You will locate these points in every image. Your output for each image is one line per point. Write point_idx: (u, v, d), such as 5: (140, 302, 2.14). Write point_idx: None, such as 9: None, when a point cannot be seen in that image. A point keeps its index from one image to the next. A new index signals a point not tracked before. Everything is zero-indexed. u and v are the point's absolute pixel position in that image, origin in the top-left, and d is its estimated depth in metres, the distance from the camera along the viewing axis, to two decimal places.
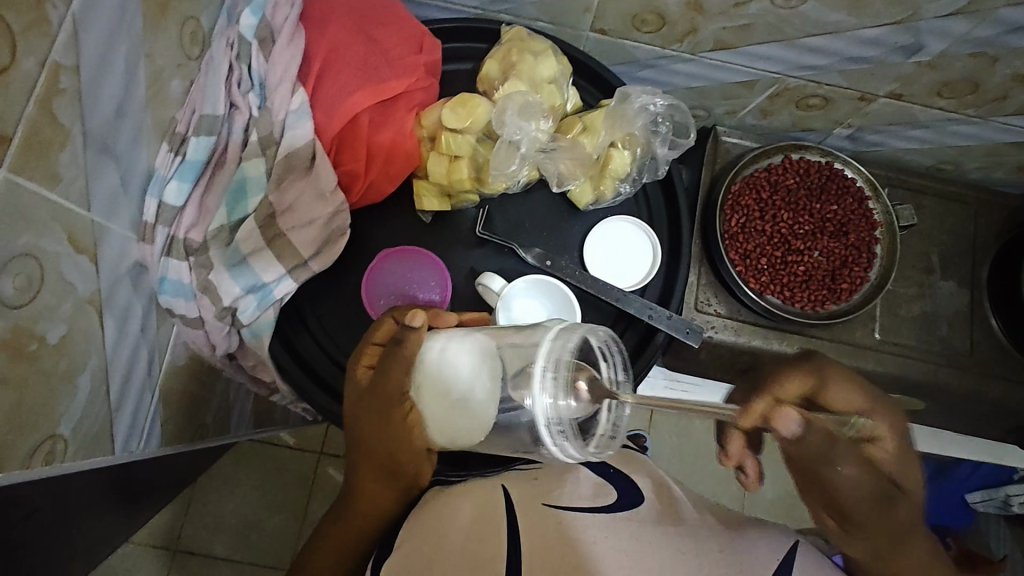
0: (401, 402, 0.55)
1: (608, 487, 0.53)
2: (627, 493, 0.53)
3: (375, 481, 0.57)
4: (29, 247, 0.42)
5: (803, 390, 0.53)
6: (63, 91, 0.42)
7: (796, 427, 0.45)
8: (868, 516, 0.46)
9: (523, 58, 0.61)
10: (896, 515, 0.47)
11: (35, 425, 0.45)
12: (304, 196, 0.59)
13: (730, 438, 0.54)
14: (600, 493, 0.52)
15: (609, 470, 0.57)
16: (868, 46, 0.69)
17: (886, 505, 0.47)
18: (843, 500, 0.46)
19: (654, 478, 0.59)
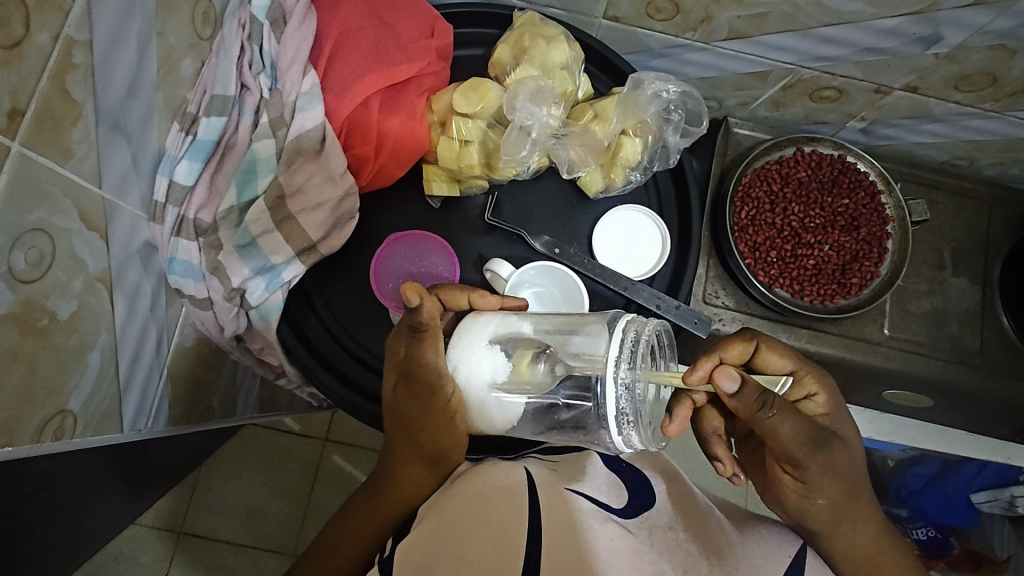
0: (448, 395, 0.52)
1: (622, 486, 0.52)
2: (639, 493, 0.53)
3: (416, 472, 0.57)
4: (41, 222, 0.42)
5: (741, 355, 0.54)
6: (76, 66, 0.42)
7: (737, 387, 0.44)
8: (819, 468, 0.50)
9: (535, 43, 0.61)
10: (842, 466, 0.51)
11: (46, 399, 0.46)
12: (315, 179, 0.59)
13: (678, 406, 0.55)
14: (615, 492, 0.51)
15: (619, 465, 0.57)
16: (884, 37, 0.68)
17: (832, 458, 0.50)
18: (795, 454, 0.49)
19: (668, 476, 0.59)
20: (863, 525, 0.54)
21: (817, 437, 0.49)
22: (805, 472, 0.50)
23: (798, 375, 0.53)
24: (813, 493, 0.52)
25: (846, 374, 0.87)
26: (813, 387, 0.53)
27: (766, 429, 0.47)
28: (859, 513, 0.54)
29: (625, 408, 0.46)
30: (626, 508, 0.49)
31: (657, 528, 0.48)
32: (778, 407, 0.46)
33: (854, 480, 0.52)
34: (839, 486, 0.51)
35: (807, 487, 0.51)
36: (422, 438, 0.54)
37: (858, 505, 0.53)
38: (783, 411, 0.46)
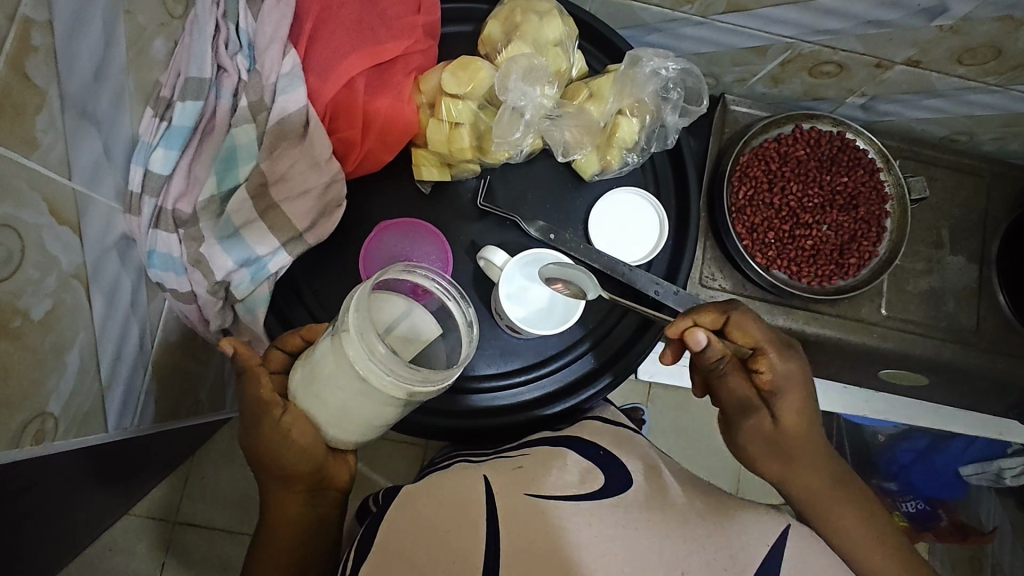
0: (279, 413, 0.50)
1: (596, 471, 0.51)
2: (615, 476, 0.51)
3: (293, 497, 0.55)
4: (7, 217, 0.40)
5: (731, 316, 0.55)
6: (36, 49, 0.39)
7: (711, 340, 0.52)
8: (788, 418, 0.54)
9: (527, 19, 0.58)
10: (801, 409, 0.54)
11: (23, 403, 0.44)
12: (299, 165, 0.56)
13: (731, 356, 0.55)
14: (589, 478, 0.50)
15: (596, 450, 0.55)
16: (888, 9, 0.66)
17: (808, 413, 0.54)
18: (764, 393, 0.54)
19: (644, 457, 0.56)
20: (829, 475, 0.55)
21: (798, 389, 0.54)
22: (749, 409, 0.55)
23: (761, 350, 0.53)
24: (770, 434, 0.55)
25: (843, 354, 0.86)
26: (774, 360, 0.53)
27: (757, 374, 0.54)
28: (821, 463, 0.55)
29: (381, 363, 0.43)
30: (598, 492, 0.48)
31: (633, 511, 0.47)
32: (782, 354, 0.53)
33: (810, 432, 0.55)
34: (801, 444, 0.55)
35: (751, 426, 0.55)
36: (279, 465, 0.53)
37: (817, 458, 0.55)
38: (769, 361, 0.53)
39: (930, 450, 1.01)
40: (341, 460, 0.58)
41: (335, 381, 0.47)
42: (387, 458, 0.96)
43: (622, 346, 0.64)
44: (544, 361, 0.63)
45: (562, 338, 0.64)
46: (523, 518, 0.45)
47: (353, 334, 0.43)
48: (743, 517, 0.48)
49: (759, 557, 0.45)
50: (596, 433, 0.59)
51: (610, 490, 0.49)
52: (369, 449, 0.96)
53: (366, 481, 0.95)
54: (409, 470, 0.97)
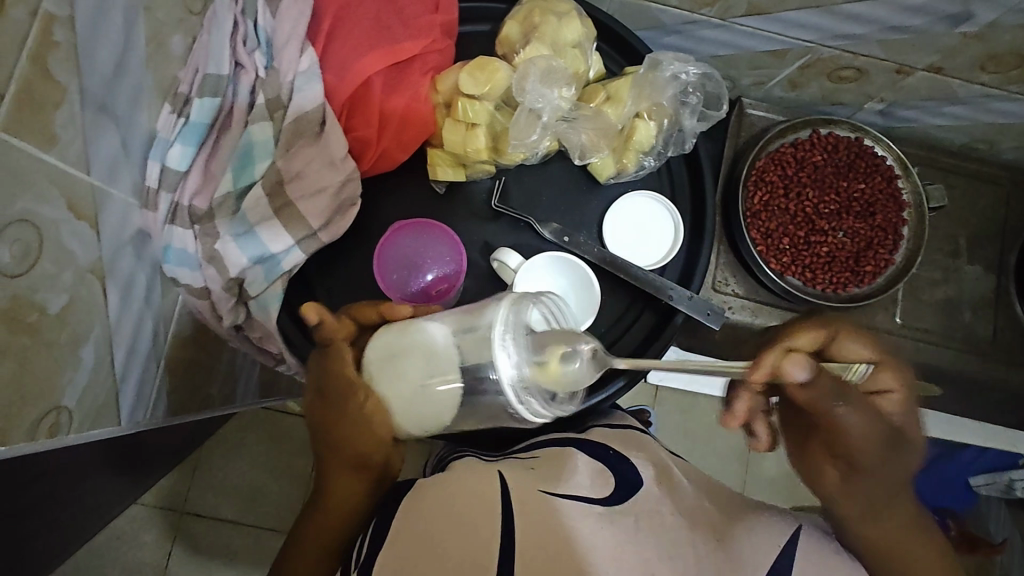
0: (363, 398, 0.51)
1: (608, 473, 0.51)
2: (625, 477, 0.50)
3: (347, 483, 0.53)
4: (27, 212, 0.40)
5: (811, 344, 0.49)
6: (57, 45, 0.39)
7: (804, 375, 0.44)
8: (877, 461, 0.49)
9: (546, 20, 0.57)
10: (863, 452, 0.49)
11: (39, 397, 0.44)
12: (314, 163, 0.56)
13: (736, 398, 0.51)
14: (600, 481, 0.49)
15: (606, 451, 0.55)
16: (911, 15, 0.65)
17: (888, 456, 0.49)
18: (857, 447, 0.49)
19: (653, 458, 0.56)
20: (906, 524, 0.50)
21: (889, 433, 0.49)
22: (853, 469, 0.49)
23: (876, 366, 0.50)
24: (854, 489, 0.49)
25: None
26: (893, 382, 0.50)
27: (830, 421, 0.48)
28: (896, 516, 0.50)
29: (516, 378, 0.44)
30: (608, 496, 0.47)
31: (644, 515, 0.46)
32: (852, 400, 0.47)
33: (871, 484, 0.49)
34: (880, 485, 0.49)
35: (843, 487, 0.50)
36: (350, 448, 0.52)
37: (885, 512, 0.50)
38: (839, 409, 0.47)
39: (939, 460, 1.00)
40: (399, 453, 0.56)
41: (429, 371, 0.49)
42: None
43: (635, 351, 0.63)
44: None
45: None
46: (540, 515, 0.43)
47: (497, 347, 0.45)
48: (755, 522, 0.48)
49: (771, 558, 0.44)
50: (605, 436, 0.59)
51: (620, 493, 0.48)
52: None
53: None
54: (416, 467, 0.97)
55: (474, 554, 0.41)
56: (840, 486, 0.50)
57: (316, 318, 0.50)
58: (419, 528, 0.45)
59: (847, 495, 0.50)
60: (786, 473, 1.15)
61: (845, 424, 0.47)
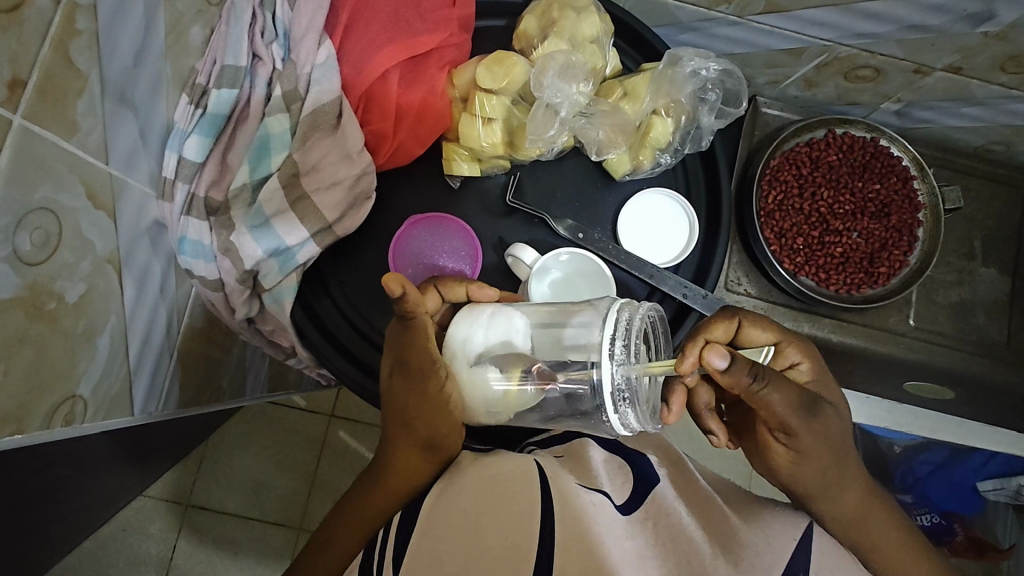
0: (443, 375, 0.49)
1: (626, 468, 0.51)
2: (642, 471, 0.51)
3: (413, 465, 0.52)
4: (47, 200, 0.40)
5: (726, 334, 0.52)
6: (79, 33, 0.39)
7: (726, 365, 0.43)
8: (812, 434, 0.47)
9: (565, 15, 0.57)
10: (824, 430, 0.48)
11: (55, 385, 0.44)
12: (330, 156, 0.56)
13: (671, 394, 0.53)
14: (618, 476, 0.50)
15: (620, 445, 0.55)
16: (931, 13, 0.64)
17: (819, 426, 0.47)
18: (790, 423, 0.46)
19: (667, 454, 0.56)
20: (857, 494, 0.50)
21: (806, 401, 0.47)
22: (805, 454, 0.48)
23: (780, 346, 0.52)
24: (802, 470, 0.49)
25: (868, 364, 0.85)
26: (797, 356, 0.52)
27: (759, 404, 0.45)
28: (845, 487, 0.50)
29: (622, 387, 0.45)
30: (630, 492, 0.48)
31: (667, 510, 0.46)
32: (768, 373, 0.44)
33: (819, 465, 0.48)
34: (829, 456, 0.48)
35: (794, 470, 0.49)
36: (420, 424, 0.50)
37: (829, 488, 0.50)
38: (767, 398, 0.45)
39: (947, 463, 0.98)
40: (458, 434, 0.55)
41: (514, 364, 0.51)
42: None
43: None
44: None
45: None
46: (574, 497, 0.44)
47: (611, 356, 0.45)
48: (772, 515, 0.48)
49: (789, 553, 0.44)
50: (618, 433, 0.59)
51: (641, 488, 0.48)
52: None
53: None
54: None
55: (508, 533, 0.42)
56: (787, 468, 0.49)
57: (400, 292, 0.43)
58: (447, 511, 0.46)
59: (794, 477, 0.50)
60: None
61: (777, 407, 0.45)
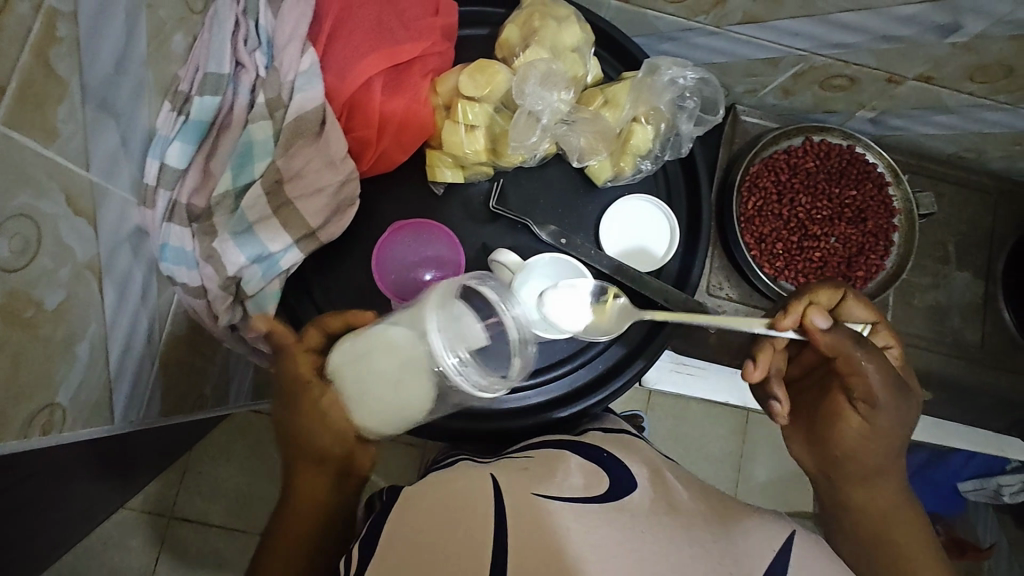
0: (318, 391, 0.54)
1: (601, 474, 0.51)
2: (620, 481, 0.50)
3: (316, 478, 0.56)
4: (26, 207, 0.40)
5: (829, 301, 0.57)
6: (60, 40, 0.39)
7: (825, 327, 0.53)
8: (892, 412, 0.53)
9: (546, 24, 0.58)
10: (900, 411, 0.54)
11: (33, 394, 0.44)
12: (314, 163, 0.56)
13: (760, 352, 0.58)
14: (593, 483, 0.50)
15: (601, 454, 0.55)
16: (903, 25, 0.66)
17: (903, 410, 0.53)
18: (875, 395, 0.52)
19: (648, 462, 0.56)
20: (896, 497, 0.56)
21: (898, 384, 0.53)
22: (871, 426, 0.54)
23: (876, 326, 0.57)
24: (869, 443, 0.55)
25: None
26: (889, 341, 0.58)
27: (852, 364, 0.52)
28: (883, 480, 0.56)
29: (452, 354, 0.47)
30: (603, 496, 0.48)
31: (637, 516, 0.46)
32: (868, 348, 0.52)
33: (882, 442, 0.55)
34: (898, 440, 0.55)
35: (851, 440, 0.56)
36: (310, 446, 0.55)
37: (864, 468, 0.56)
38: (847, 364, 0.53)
39: (927, 466, 1.03)
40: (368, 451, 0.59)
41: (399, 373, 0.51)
42: (383, 457, 0.96)
43: (630, 354, 0.64)
44: (555, 364, 0.63)
45: (570, 343, 0.64)
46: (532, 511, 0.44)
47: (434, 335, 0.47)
48: (751, 525, 0.48)
49: (766, 562, 0.44)
50: (601, 440, 0.59)
51: (614, 494, 0.48)
52: None
53: None
54: (406, 470, 0.96)
55: (461, 548, 0.42)
56: (845, 436, 0.56)
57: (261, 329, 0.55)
58: (411, 525, 0.46)
59: (851, 445, 0.56)
60: (777, 479, 1.16)
61: (873, 371, 0.52)
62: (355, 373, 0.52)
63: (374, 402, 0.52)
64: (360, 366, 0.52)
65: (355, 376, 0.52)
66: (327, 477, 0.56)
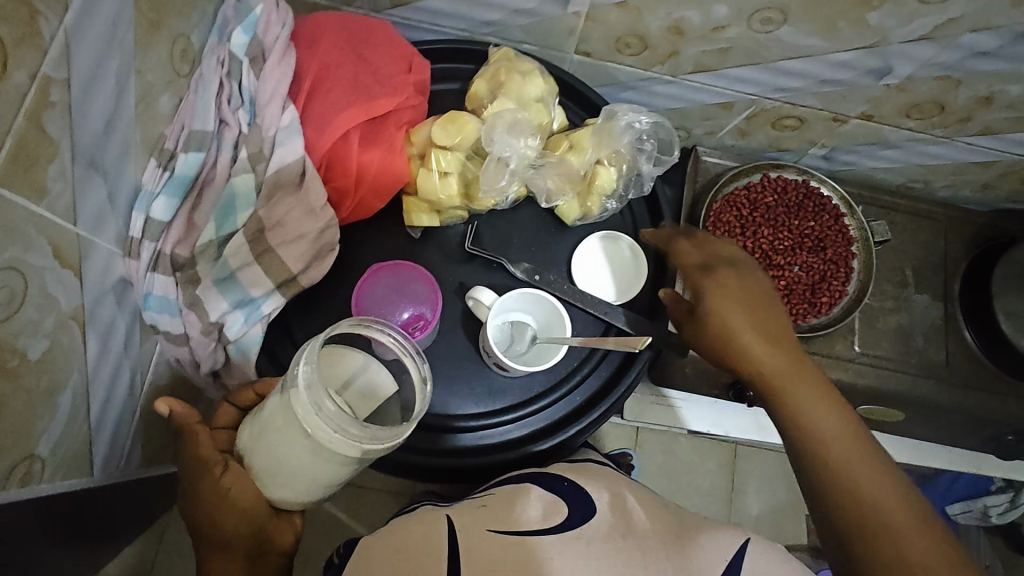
0: (219, 471, 0.51)
1: (560, 503, 0.52)
2: (578, 507, 0.52)
3: (227, 563, 0.53)
4: (14, 260, 0.42)
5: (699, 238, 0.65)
6: (53, 105, 0.42)
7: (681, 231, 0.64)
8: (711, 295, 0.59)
9: (511, 78, 0.63)
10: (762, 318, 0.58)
11: (12, 445, 0.44)
12: (294, 212, 0.59)
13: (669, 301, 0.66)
14: (552, 511, 0.51)
15: (561, 482, 0.56)
16: (839, 69, 0.72)
17: (739, 305, 0.58)
18: (694, 287, 0.61)
19: (611, 486, 0.57)
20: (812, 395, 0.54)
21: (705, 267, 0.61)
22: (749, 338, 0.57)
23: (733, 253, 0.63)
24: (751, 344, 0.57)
25: None
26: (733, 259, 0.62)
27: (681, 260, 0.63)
28: (801, 386, 0.54)
29: (331, 415, 0.44)
30: (559, 525, 0.49)
31: (593, 542, 0.47)
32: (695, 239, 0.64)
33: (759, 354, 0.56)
34: (762, 346, 0.56)
35: (742, 353, 0.57)
36: (219, 527, 0.52)
37: (783, 381, 0.55)
38: (713, 296, 0.59)
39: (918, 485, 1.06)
40: (287, 521, 0.56)
41: (289, 440, 0.48)
42: (369, 506, 0.95)
43: (606, 387, 0.66)
44: (532, 399, 0.64)
45: (548, 377, 0.65)
46: (481, 548, 0.46)
47: (302, 392, 0.44)
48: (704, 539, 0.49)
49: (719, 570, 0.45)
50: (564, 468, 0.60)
51: (572, 522, 0.50)
52: (350, 496, 0.95)
53: (348, 531, 0.93)
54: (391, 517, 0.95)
55: None
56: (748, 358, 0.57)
57: (163, 410, 0.52)
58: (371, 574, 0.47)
59: (749, 356, 0.56)
60: (768, 511, 1.16)
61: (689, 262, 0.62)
62: (261, 447, 0.50)
63: (293, 477, 0.50)
64: (265, 443, 0.50)
65: (264, 452, 0.50)
66: (237, 560, 0.53)
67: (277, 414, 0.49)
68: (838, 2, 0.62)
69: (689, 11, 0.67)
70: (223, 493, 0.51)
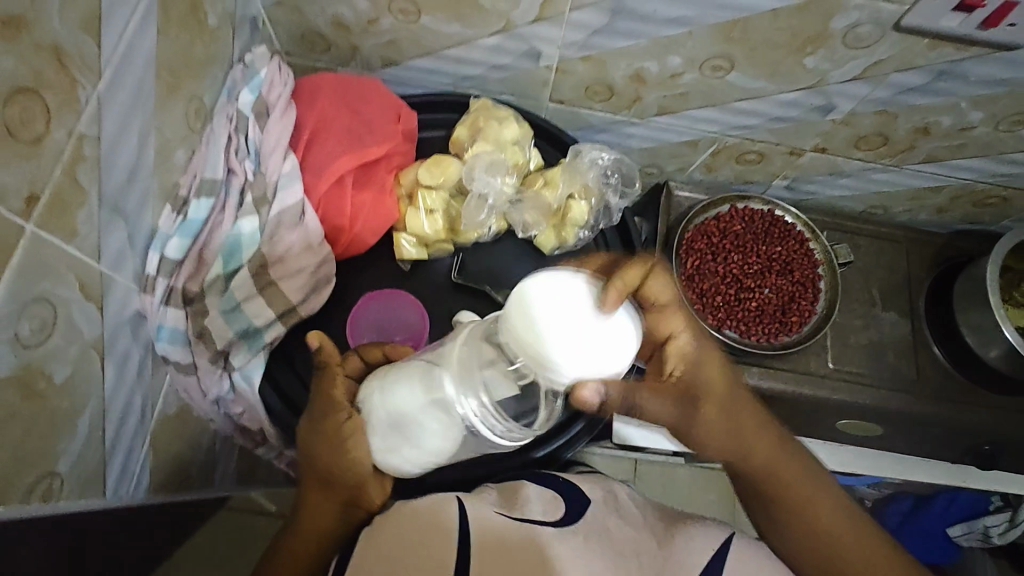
0: (343, 418, 0.56)
1: (561, 498, 0.60)
2: (575, 501, 0.60)
3: (324, 509, 0.59)
4: (47, 292, 0.47)
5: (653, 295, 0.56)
6: (86, 158, 0.49)
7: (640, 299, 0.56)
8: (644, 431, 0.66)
9: (489, 124, 0.70)
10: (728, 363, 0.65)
11: (35, 462, 0.48)
12: (294, 249, 0.66)
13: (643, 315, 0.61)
14: (551, 507, 0.58)
15: (557, 479, 0.63)
16: (787, 108, 0.80)
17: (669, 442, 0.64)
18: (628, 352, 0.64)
19: (603, 485, 0.65)
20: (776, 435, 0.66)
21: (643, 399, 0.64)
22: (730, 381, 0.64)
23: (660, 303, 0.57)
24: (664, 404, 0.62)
25: (801, 408, 0.92)
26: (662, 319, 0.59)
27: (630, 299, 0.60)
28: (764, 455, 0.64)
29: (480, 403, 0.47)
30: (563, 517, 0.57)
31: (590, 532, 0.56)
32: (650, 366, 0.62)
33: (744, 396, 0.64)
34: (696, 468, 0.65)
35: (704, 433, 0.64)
36: (325, 468, 0.58)
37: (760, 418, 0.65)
38: (645, 391, 0.61)
39: None
40: (379, 486, 0.61)
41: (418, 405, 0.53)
42: None
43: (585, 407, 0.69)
44: None
45: None
46: (495, 532, 0.54)
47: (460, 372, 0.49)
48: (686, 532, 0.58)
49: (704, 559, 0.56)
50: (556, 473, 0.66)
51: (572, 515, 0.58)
52: None
53: None
54: None
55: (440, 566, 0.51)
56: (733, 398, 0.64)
57: (314, 343, 0.57)
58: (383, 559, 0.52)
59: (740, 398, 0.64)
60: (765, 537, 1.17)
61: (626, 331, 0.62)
62: (387, 397, 0.54)
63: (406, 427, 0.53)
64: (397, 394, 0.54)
65: (387, 407, 0.55)
66: (332, 504, 0.59)
67: (417, 381, 0.52)
68: (777, 50, 0.70)
69: (647, 62, 0.75)
70: (343, 441, 0.56)
